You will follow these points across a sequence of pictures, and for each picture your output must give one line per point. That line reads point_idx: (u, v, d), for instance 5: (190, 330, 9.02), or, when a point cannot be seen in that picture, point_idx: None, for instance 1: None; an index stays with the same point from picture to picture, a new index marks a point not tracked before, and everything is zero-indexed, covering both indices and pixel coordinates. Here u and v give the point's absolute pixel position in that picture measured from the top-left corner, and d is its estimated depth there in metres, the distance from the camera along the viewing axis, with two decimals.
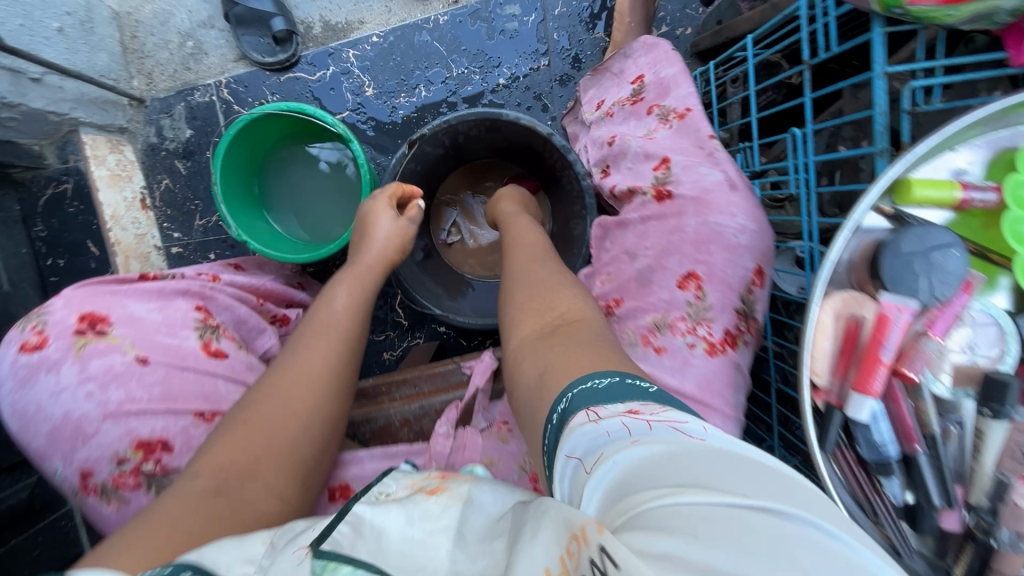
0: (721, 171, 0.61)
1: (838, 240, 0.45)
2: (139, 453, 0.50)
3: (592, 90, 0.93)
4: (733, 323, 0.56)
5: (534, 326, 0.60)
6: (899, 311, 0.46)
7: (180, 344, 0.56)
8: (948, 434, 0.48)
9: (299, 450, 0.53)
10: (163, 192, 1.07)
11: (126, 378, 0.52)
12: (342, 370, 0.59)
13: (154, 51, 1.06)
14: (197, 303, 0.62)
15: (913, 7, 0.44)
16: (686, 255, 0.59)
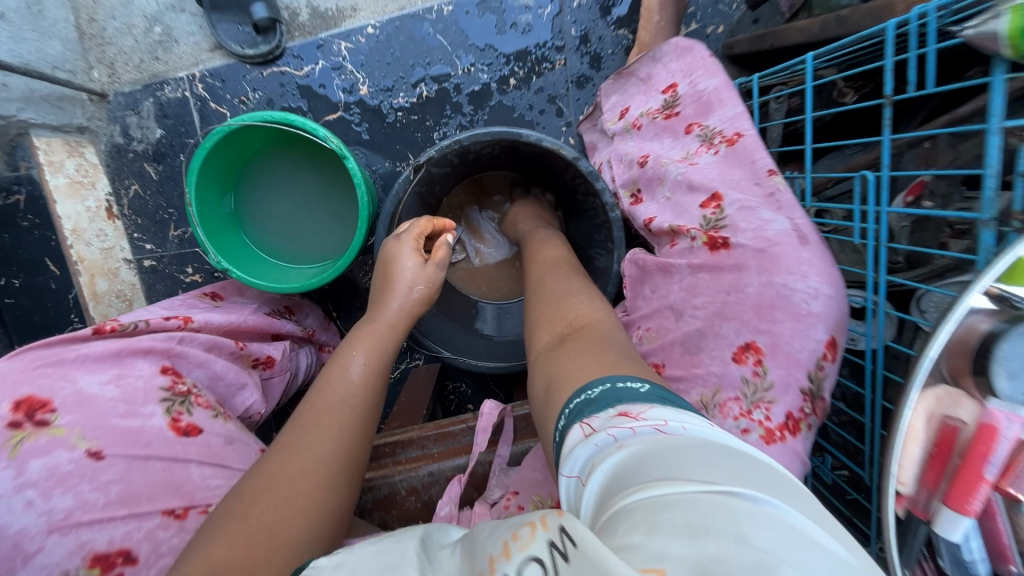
0: (787, 218, 0.57)
1: (939, 336, 0.39)
2: (95, 570, 0.41)
3: (614, 97, 0.84)
4: (797, 405, 0.54)
5: (544, 331, 0.53)
6: (1010, 422, 0.39)
7: (143, 426, 0.48)
8: None
9: (303, 548, 0.44)
10: (132, 199, 0.96)
11: (76, 479, 0.43)
12: (354, 454, 0.53)
13: (117, 37, 0.93)
14: (161, 364, 0.54)
15: None
16: (747, 322, 0.56)
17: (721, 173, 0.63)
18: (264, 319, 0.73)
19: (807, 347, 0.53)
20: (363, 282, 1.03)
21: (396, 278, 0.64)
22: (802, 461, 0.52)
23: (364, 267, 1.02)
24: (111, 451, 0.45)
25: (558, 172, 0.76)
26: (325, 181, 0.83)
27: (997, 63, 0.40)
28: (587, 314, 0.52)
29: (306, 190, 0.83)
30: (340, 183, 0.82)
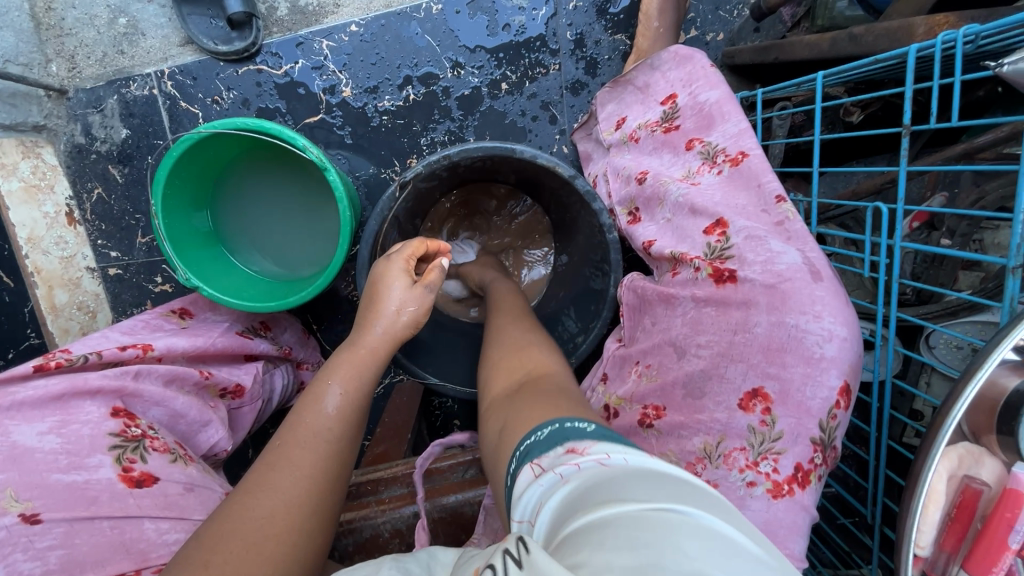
0: (800, 253, 0.55)
1: (965, 395, 0.36)
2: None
3: (610, 106, 0.79)
4: (807, 457, 0.51)
5: (501, 377, 0.51)
6: None
7: (89, 480, 0.43)
8: None
9: None
10: (95, 203, 0.89)
11: (8, 548, 0.38)
12: (328, 496, 0.48)
13: (77, 28, 0.86)
14: (112, 405, 0.48)
15: None
16: (756, 365, 0.54)
17: (726, 196, 0.61)
18: (236, 339, 0.68)
19: (818, 394, 0.51)
20: (346, 294, 0.98)
21: (381, 296, 0.59)
22: (810, 515, 0.51)
23: (345, 278, 0.97)
24: (49, 514, 0.40)
25: (550, 188, 0.72)
26: (303, 193, 0.78)
27: None
28: (541, 365, 0.50)
29: (283, 203, 0.79)
30: (318, 194, 0.77)
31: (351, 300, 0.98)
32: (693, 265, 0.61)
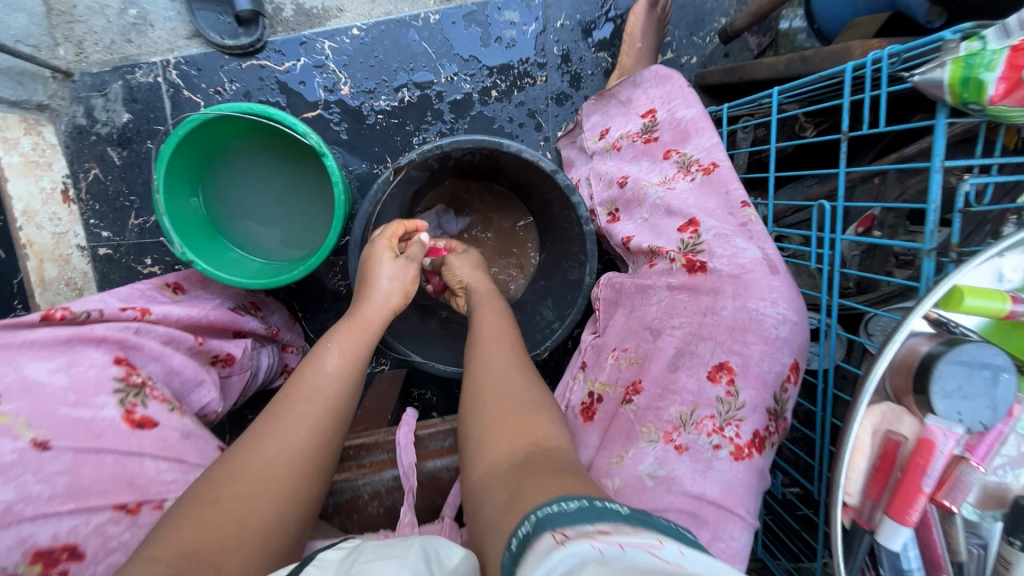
0: (758, 248, 0.61)
1: (882, 358, 0.42)
2: (36, 567, 0.40)
3: (595, 116, 0.86)
4: (763, 424, 0.57)
5: (501, 445, 0.48)
6: (945, 437, 0.43)
7: (95, 417, 0.45)
8: (970, 555, 0.45)
9: (275, 537, 0.46)
10: (91, 183, 0.92)
11: (17, 471, 0.40)
12: (330, 444, 0.52)
13: (87, 16, 0.90)
14: (115, 354, 0.51)
15: (994, 106, 0.39)
16: (721, 343, 0.59)
17: (697, 200, 0.67)
18: (229, 316, 0.71)
19: (774, 368, 0.57)
20: (333, 284, 1.01)
21: (372, 276, 0.64)
22: (763, 477, 0.56)
23: (335, 267, 1.01)
24: (59, 442, 0.43)
25: (534, 184, 0.78)
26: (298, 180, 0.81)
27: (939, 105, 0.44)
28: (544, 437, 0.48)
29: (282, 191, 0.82)
30: (318, 189, 0.81)
31: (337, 290, 1.01)
32: (669, 258, 0.66)
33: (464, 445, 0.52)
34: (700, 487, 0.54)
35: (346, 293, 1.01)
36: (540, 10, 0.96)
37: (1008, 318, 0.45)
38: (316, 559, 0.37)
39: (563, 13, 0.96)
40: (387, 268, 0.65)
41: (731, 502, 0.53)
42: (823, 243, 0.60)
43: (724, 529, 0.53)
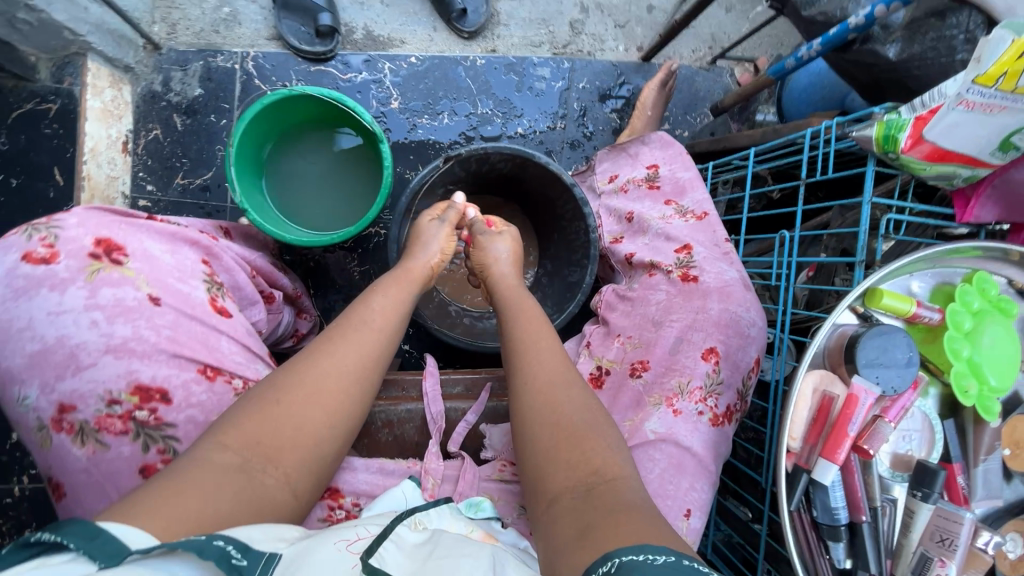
0: (736, 270, 0.64)
1: (822, 327, 0.55)
2: (135, 398, 0.49)
3: (606, 164, 0.99)
4: (733, 402, 0.59)
5: (559, 477, 0.51)
6: (866, 394, 0.54)
7: (191, 293, 0.55)
8: (884, 509, 0.56)
9: (321, 448, 0.54)
10: (149, 141, 1.01)
11: (137, 314, 0.50)
12: (373, 374, 0.60)
13: (185, 6, 1.04)
14: (202, 257, 0.60)
15: (906, 154, 0.55)
16: (711, 333, 0.60)
17: (689, 231, 0.69)
18: (268, 271, 0.81)
19: None
20: (348, 272, 1.10)
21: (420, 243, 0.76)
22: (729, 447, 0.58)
23: (351, 257, 1.10)
24: (167, 301, 0.52)
25: (550, 199, 0.92)
26: (348, 165, 0.95)
27: (870, 155, 0.60)
28: (604, 463, 0.50)
29: (332, 173, 0.95)
30: (365, 178, 0.94)
31: (351, 276, 1.10)
32: (664, 271, 0.67)
33: (526, 457, 0.55)
34: (689, 441, 0.56)
35: (358, 280, 1.10)
36: (567, 72, 1.16)
37: (914, 319, 0.59)
38: (394, 534, 0.45)
39: (586, 78, 1.16)
40: (430, 232, 0.77)
41: (709, 457, 0.57)
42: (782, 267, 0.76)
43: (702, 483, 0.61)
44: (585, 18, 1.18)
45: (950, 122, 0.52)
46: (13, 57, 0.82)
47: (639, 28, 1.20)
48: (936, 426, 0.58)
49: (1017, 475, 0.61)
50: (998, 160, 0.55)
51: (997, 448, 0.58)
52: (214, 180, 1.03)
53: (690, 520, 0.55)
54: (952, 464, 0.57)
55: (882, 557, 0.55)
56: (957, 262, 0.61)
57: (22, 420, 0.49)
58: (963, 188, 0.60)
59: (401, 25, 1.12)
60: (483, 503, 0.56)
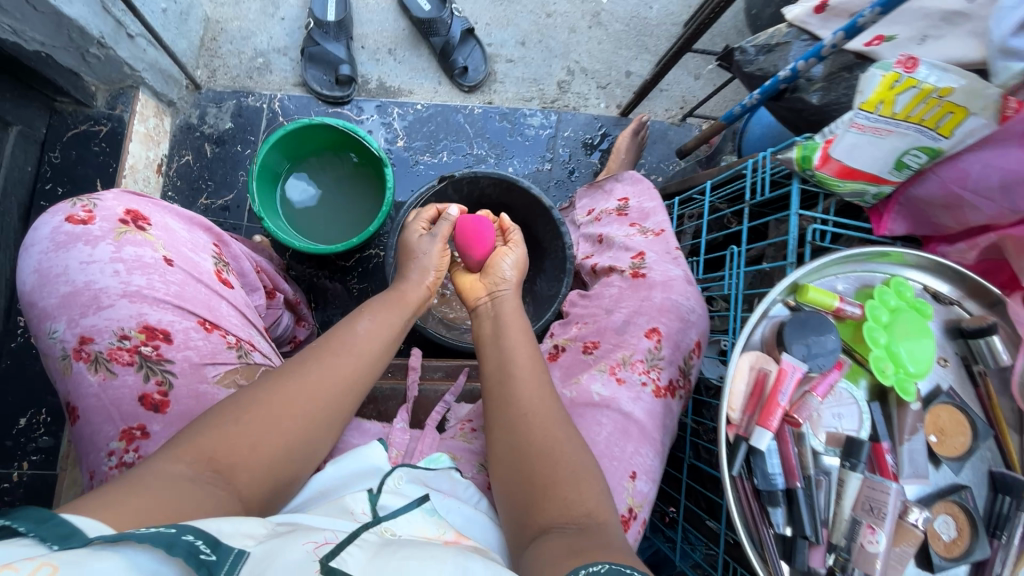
0: (681, 269, 0.74)
1: (750, 320, 0.64)
2: (142, 335, 0.57)
3: (585, 200, 1.12)
4: (675, 377, 0.67)
5: (551, 511, 0.53)
6: (794, 369, 0.61)
7: (199, 262, 0.65)
8: (819, 482, 0.61)
9: (279, 466, 0.55)
10: (181, 166, 1.14)
11: (151, 269, 0.59)
12: (345, 399, 0.61)
13: (226, 56, 1.21)
14: (213, 241, 0.71)
15: (819, 170, 0.67)
16: (653, 316, 0.69)
17: (646, 241, 0.79)
18: (272, 273, 0.90)
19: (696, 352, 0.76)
20: (348, 289, 1.19)
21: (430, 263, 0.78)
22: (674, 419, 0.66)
23: (352, 274, 1.20)
24: (179, 264, 0.62)
25: (534, 223, 1.03)
26: (354, 188, 1.10)
27: (794, 176, 0.72)
28: (592, 501, 0.53)
29: (340, 195, 1.10)
30: (366, 201, 1.09)
31: (350, 293, 1.19)
32: (620, 272, 0.78)
33: (514, 486, 0.58)
34: (631, 407, 0.64)
35: (356, 296, 1.19)
36: (555, 122, 1.31)
37: (839, 312, 0.67)
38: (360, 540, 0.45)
39: (571, 128, 1.32)
40: (433, 252, 0.78)
41: (651, 424, 0.64)
42: (731, 277, 0.85)
43: None
44: (571, 79, 1.36)
45: (849, 143, 0.63)
46: (77, 85, 0.96)
47: (618, 89, 1.37)
48: (864, 407, 0.64)
49: (945, 462, 0.66)
50: (898, 178, 0.66)
51: (921, 430, 0.64)
52: (235, 201, 1.15)
53: (636, 483, 0.61)
54: (880, 442, 0.63)
55: (818, 524, 0.60)
56: (875, 267, 0.71)
57: (51, 350, 0.57)
58: (876, 204, 0.71)
59: (411, 78, 1.29)
60: (441, 458, 0.63)
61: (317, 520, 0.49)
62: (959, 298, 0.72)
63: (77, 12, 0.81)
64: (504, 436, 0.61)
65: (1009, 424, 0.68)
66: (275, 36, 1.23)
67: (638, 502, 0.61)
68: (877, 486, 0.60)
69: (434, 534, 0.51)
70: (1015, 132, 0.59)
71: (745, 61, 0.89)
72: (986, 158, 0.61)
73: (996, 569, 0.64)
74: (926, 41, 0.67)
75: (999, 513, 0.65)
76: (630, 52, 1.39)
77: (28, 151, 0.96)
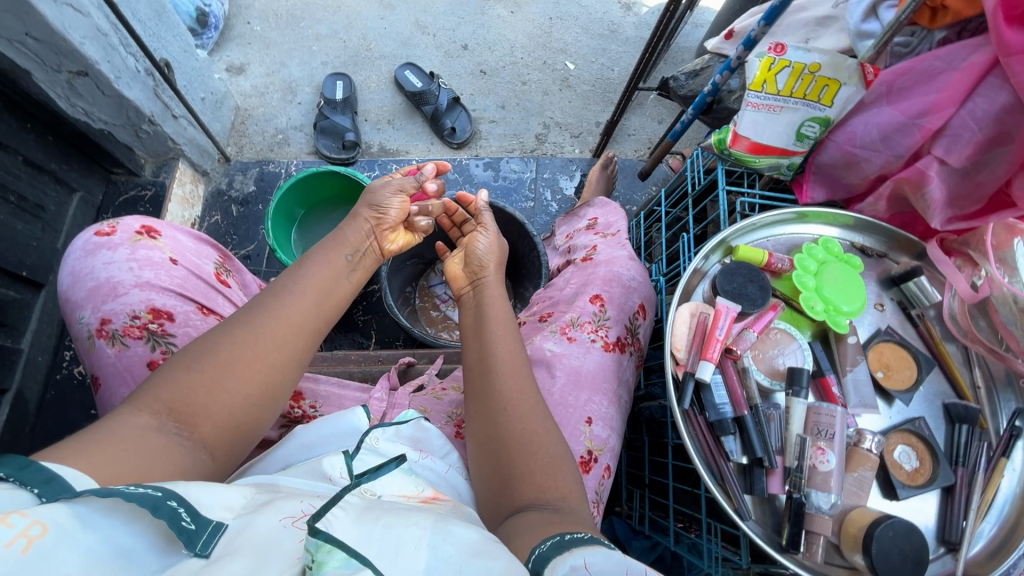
0: (624, 250, 0.85)
1: (686, 274, 0.72)
2: (149, 315, 0.67)
3: (561, 226, 1.24)
4: (623, 334, 0.74)
5: (529, 491, 0.57)
6: (727, 308, 0.68)
7: (201, 265, 0.78)
8: (770, 416, 0.66)
9: (244, 415, 0.56)
10: (210, 225, 1.33)
11: (159, 267, 0.71)
12: (300, 342, 0.61)
13: (252, 135, 1.45)
14: (219, 256, 0.85)
15: (734, 148, 0.77)
16: (598, 286, 0.77)
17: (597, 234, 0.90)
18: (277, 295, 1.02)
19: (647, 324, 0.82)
20: (356, 320, 1.28)
21: (379, 211, 0.77)
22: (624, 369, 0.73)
23: (357, 307, 1.29)
24: (183, 265, 0.75)
25: (515, 242, 1.18)
26: None
27: (718, 160, 0.85)
28: (566, 488, 0.57)
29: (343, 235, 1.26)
30: None
31: (357, 323, 1.28)
32: (576, 262, 0.88)
33: (494, 466, 0.61)
34: (581, 360, 0.71)
35: (361, 326, 1.27)
36: (534, 166, 1.48)
37: (771, 265, 0.74)
38: (344, 500, 0.44)
39: (548, 170, 1.48)
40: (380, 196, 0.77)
41: (602, 375, 0.70)
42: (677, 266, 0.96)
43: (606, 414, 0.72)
44: (547, 132, 1.55)
45: (750, 120, 0.74)
46: (129, 158, 1.18)
47: (590, 137, 1.55)
48: (804, 343, 0.70)
49: (896, 396, 0.69)
50: (803, 148, 0.76)
51: (862, 361, 0.69)
52: (255, 250, 1.32)
53: (593, 428, 0.67)
54: (825, 375, 0.68)
55: (770, 449, 0.64)
56: (803, 229, 0.78)
57: (80, 332, 0.69)
58: (795, 175, 0.81)
59: (407, 141, 1.49)
60: (408, 411, 0.68)
61: (296, 482, 0.52)
62: (887, 250, 0.78)
63: (135, 96, 1.03)
64: (480, 422, 0.65)
65: (952, 359, 0.71)
66: (293, 117, 1.48)
67: (597, 446, 0.67)
68: (822, 411, 0.64)
69: (412, 492, 0.54)
70: (881, 92, 0.70)
71: (678, 85, 1.06)
72: (866, 119, 0.72)
73: (963, 494, 0.64)
74: (808, 42, 0.81)
75: (959, 443, 0.66)
76: (598, 106, 1.59)
77: (86, 214, 1.15)
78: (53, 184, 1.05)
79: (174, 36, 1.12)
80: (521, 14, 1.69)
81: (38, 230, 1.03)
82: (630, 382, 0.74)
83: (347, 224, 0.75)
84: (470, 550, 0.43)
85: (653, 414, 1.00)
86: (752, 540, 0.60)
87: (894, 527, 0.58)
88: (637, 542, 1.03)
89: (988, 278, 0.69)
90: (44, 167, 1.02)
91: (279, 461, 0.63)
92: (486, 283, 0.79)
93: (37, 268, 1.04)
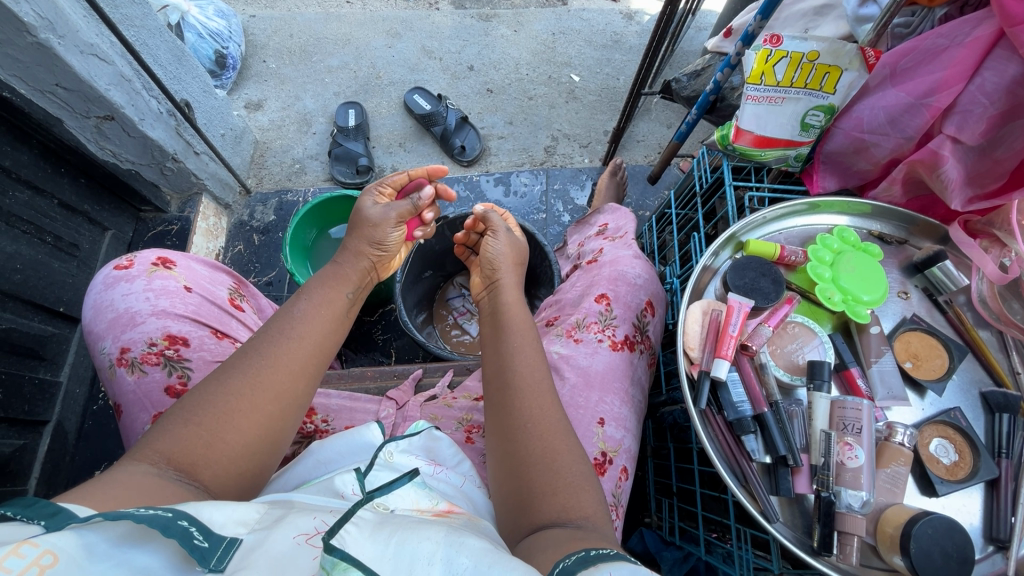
0: (629, 250, 0.87)
1: (697, 269, 0.71)
2: (165, 341, 0.70)
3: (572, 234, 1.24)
4: (631, 333, 0.77)
5: (550, 512, 0.54)
6: (740, 304, 0.67)
7: (216, 292, 0.81)
8: (792, 413, 0.64)
9: (244, 460, 0.57)
10: (234, 254, 1.38)
11: (174, 295, 0.74)
12: (298, 386, 0.62)
13: (271, 166, 1.51)
14: (234, 283, 0.88)
15: (738, 143, 0.77)
16: (604, 286, 0.81)
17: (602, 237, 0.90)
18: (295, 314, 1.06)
19: (660, 323, 0.82)
20: (374, 340, 1.30)
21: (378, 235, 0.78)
22: (631, 366, 0.75)
23: (377, 327, 1.31)
24: (197, 292, 0.77)
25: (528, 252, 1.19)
26: None
27: (724, 157, 0.84)
28: (590, 508, 0.55)
29: None
30: None
31: (375, 342, 1.30)
32: (586, 270, 0.88)
33: (516, 479, 0.59)
34: (589, 361, 0.73)
35: (381, 344, 1.29)
36: (543, 178, 1.49)
37: (784, 257, 0.72)
38: (356, 516, 0.41)
39: (558, 181, 1.49)
40: (373, 221, 0.78)
41: (611, 373, 0.73)
42: (687, 265, 0.95)
43: (617, 415, 0.71)
44: (556, 144, 1.56)
45: (752, 115, 0.74)
46: (156, 195, 1.24)
47: (599, 146, 1.55)
48: (823, 335, 0.68)
49: (928, 386, 0.66)
50: (810, 138, 0.75)
51: (888, 351, 0.67)
52: (276, 276, 1.36)
53: (606, 429, 0.70)
54: (850, 368, 0.66)
55: (794, 447, 0.61)
56: (817, 221, 0.76)
57: (103, 362, 0.72)
58: (804, 165, 0.80)
59: (419, 162, 1.53)
60: (421, 422, 0.69)
61: (312, 499, 0.52)
62: (908, 237, 0.75)
63: (158, 135, 1.08)
64: (500, 441, 0.64)
65: (986, 345, 0.67)
66: (309, 147, 1.54)
67: (612, 447, 0.69)
68: (846, 405, 0.62)
69: (426, 506, 0.51)
70: (885, 75, 0.71)
71: (682, 86, 1.07)
72: (872, 103, 0.72)
73: (1010, 488, 0.60)
74: (808, 31, 0.80)
75: (1000, 434, 0.63)
76: (605, 115, 1.60)
77: (117, 250, 1.21)
78: (86, 224, 1.12)
79: (194, 78, 1.18)
80: (525, 32, 1.73)
81: (73, 268, 1.09)
82: (637, 380, 0.76)
83: (346, 258, 0.77)
84: (487, 559, 0.38)
85: (677, 419, 0.98)
86: (782, 543, 0.57)
87: (933, 524, 0.54)
88: (668, 553, 0.97)
89: (1017, 257, 0.65)
90: (77, 209, 1.08)
91: (297, 477, 0.64)
92: (503, 285, 0.78)
93: (73, 303, 1.10)
